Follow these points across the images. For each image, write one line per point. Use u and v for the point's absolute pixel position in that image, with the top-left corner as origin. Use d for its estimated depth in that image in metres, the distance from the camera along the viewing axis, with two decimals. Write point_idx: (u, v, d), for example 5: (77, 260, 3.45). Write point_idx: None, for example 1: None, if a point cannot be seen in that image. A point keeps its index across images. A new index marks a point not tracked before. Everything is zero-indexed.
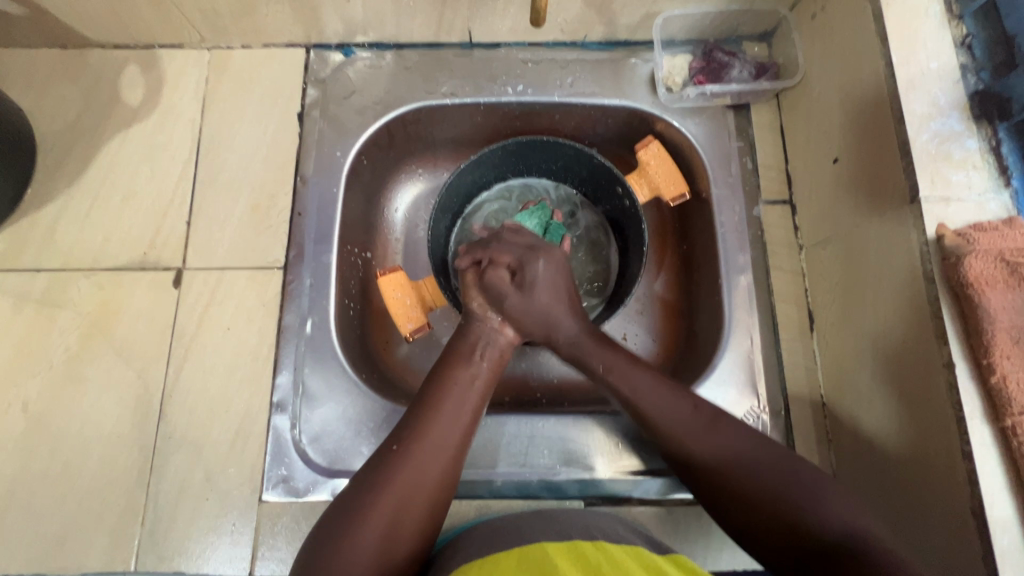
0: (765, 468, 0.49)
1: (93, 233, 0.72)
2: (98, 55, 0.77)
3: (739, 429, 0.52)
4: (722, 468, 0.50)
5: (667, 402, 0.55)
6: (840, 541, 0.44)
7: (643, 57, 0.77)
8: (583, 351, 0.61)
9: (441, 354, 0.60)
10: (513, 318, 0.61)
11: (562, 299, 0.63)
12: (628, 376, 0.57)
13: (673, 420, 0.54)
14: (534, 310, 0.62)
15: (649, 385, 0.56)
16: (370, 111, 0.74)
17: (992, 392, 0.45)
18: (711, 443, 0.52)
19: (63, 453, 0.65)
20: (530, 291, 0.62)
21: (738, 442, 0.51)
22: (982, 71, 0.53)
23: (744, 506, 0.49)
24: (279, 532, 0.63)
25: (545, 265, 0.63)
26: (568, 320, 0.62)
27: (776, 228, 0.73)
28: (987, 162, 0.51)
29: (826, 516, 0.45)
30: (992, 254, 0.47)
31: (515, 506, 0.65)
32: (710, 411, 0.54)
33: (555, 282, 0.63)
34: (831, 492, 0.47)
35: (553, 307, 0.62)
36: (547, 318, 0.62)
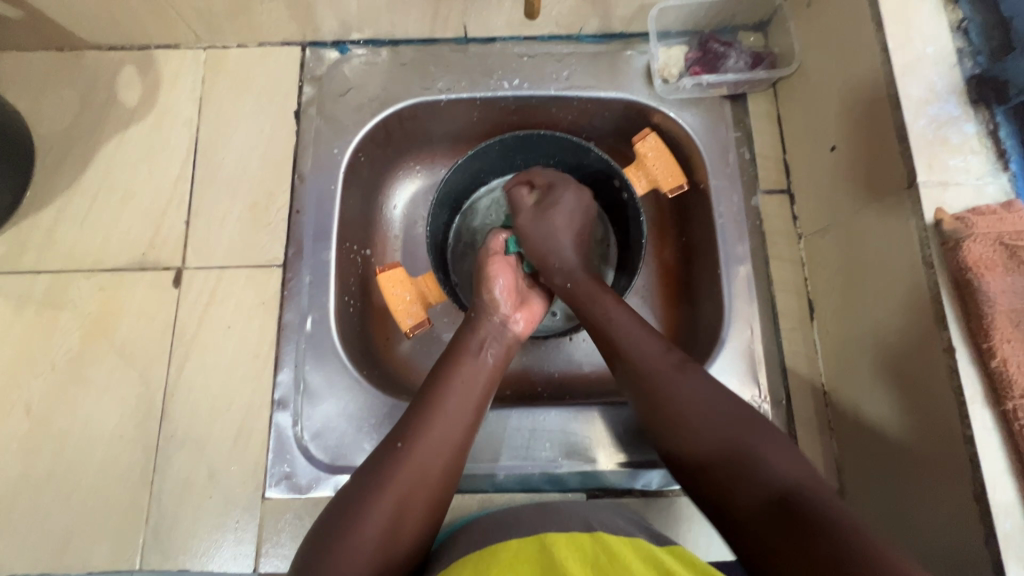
0: (723, 414, 0.50)
1: (93, 234, 0.72)
2: (94, 57, 0.77)
3: (709, 382, 0.53)
4: (681, 408, 0.51)
5: (643, 339, 0.56)
6: (785, 488, 0.45)
7: (639, 49, 0.76)
8: (576, 281, 0.64)
9: (446, 348, 0.60)
10: (523, 232, 0.68)
11: (572, 229, 0.68)
12: (607, 310, 0.60)
13: (642, 355, 0.55)
14: (541, 228, 0.67)
15: (628, 324, 0.58)
16: (366, 107, 0.74)
17: (993, 376, 0.45)
18: (681, 386, 0.53)
19: (67, 453, 0.65)
20: (547, 210, 0.68)
21: (702, 388, 0.52)
22: (979, 55, 0.53)
23: (694, 444, 0.50)
24: (282, 528, 0.63)
25: (571, 195, 0.68)
26: (567, 246, 0.66)
27: (774, 217, 0.73)
28: (985, 146, 0.51)
29: (773, 465, 0.46)
30: (990, 238, 0.47)
31: (517, 499, 0.66)
32: (679, 355, 0.55)
33: (576, 214, 0.68)
34: (776, 445, 0.48)
35: (559, 231, 0.67)
36: (551, 237, 0.67)
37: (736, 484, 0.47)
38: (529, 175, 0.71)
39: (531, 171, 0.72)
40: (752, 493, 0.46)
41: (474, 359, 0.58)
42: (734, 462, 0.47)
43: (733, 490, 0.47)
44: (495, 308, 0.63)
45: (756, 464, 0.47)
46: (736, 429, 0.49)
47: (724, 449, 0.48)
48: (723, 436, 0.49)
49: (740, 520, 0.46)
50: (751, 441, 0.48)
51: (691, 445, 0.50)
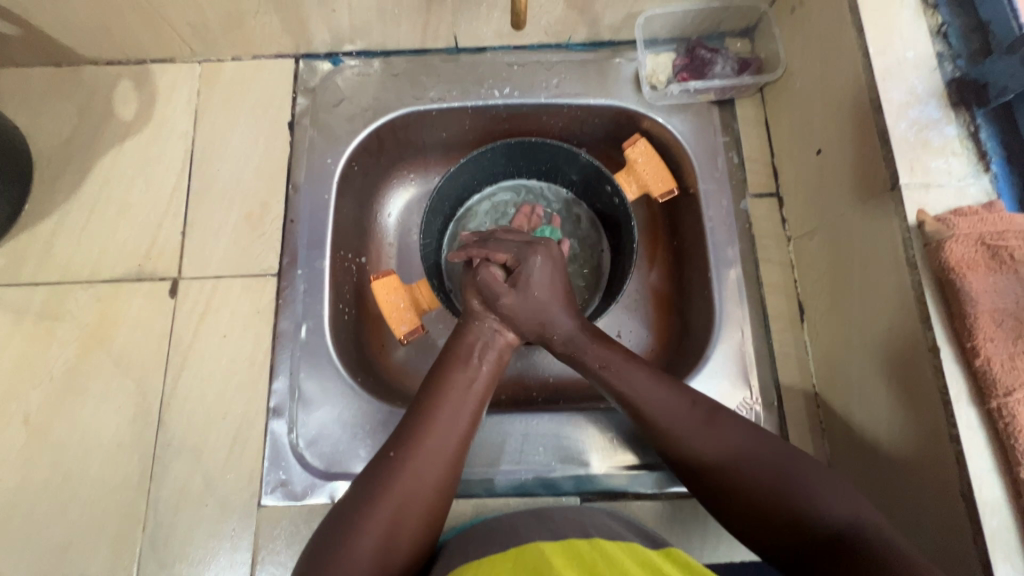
0: (755, 463, 0.49)
1: (90, 245, 0.73)
2: (91, 72, 0.79)
3: (741, 430, 0.52)
4: (723, 463, 0.50)
5: (665, 400, 0.54)
6: (837, 532, 0.45)
7: (628, 56, 0.78)
8: (579, 347, 0.60)
9: (439, 357, 0.60)
10: (508, 314, 0.61)
11: (558, 297, 0.62)
12: (622, 372, 0.57)
13: (669, 415, 0.53)
14: (524, 306, 0.60)
15: (645, 384, 0.55)
16: (360, 117, 0.75)
17: (977, 374, 0.46)
18: (711, 442, 0.51)
19: (64, 464, 0.66)
20: (525, 289, 0.61)
21: (739, 441, 0.51)
22: (959, 58, 0.54)
23: (751, 510, 0.48)
24: (278, 535, 0.63)
25: (543, 260, 0.62)
26: (561, 315, 0.61)
27: (763, 220, 0.73)
28: (966, 148, 0.52)
29: (826, 507, 0.46)
30: (973, 238, 0.47)
31: (511, 503, 0.66)
32: (707, 406, 0.53)
33: (552, 282, 0.62)
34: (830, 484, 0.47)
35: (548, 303, 0.61)
36: (540, 310, 0.61)
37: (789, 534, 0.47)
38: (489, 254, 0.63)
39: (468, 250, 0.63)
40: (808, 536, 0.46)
41: (468, 367, 0.58)
42: (784, 517, 0.47)
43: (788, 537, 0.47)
44: (483, 315, 0.62)
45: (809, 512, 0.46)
46: (777, 472, 0.48)
47: (773, 506, 0.47)
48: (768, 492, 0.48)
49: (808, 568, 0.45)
50: (803, 486, 0.47)
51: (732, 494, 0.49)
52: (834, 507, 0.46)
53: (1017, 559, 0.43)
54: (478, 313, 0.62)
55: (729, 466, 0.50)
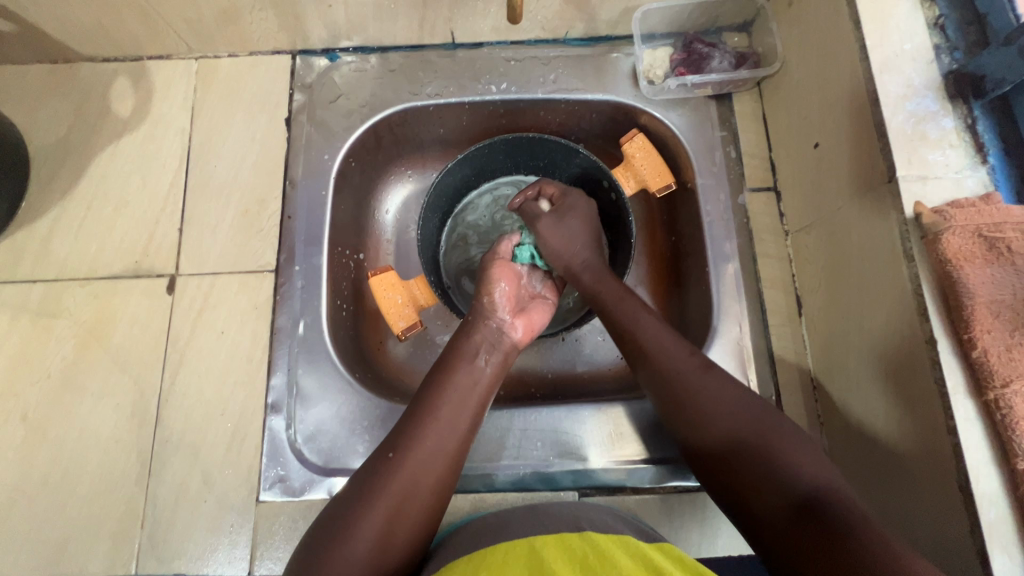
0: (729, 408, 0.52)
1: (87, 243, 0.73)
2: (87, 69, 0.78)
3: (726, 382, 0.54)
4: (713, 412, 0.52)
5: (674, 345, 0.57)
6: (807, 492, 0.45)
7: (625, 51, 0.77)
8: (607, 281, 0.64)
9: (444, 355, 0.60)
10: (542, 238, 0.68)
11: (588, 234, 0.67)
12: (635, 315, 0.60)
13: (672, 358, 0.56)
14: (568, 232, 0.67)
15: (655, 328, 0.59)
16: (356, 113, 0.75)
17: (974, 366, 0.46)
18: (705, 388, 0.54)
19: (63, 461, 0.66)
20: (565, 215, 0.68)
21: (728, 393, 0.53)
22: (956, 50, 0.54)
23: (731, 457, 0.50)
24: (277, 531, 0.63)
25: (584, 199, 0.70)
26: (586, 250, 0.67)
27: (761, 215, 0.73)
28: (963, 140, 0.52)
29: (797, 469, 0.47)
30: (969, 230, 0.47)
31: (510, 498, 0.66)
32: (704, 359, 0.56)
33: (591, 217, 0.69)
34: (804, 450, 0.48)
35: (580, 237, 0.67)
36: (572, 240, 0.67)
37: (758, 489, 0.47)
38: (540, 190, 0.72)
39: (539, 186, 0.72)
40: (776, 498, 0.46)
41: (469, 366, 0.58)
42: (754, 466, 0.48)
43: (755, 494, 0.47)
44: (491, 312, 0.63)
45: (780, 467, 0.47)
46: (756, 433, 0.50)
47: (737, 447, 0.50)
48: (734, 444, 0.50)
49: (766, 531, 0.46)
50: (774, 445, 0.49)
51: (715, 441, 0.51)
52: (805, 470, 0.47)
53: (1015, 551, 0.43)
54: (500, 270, 0.66)
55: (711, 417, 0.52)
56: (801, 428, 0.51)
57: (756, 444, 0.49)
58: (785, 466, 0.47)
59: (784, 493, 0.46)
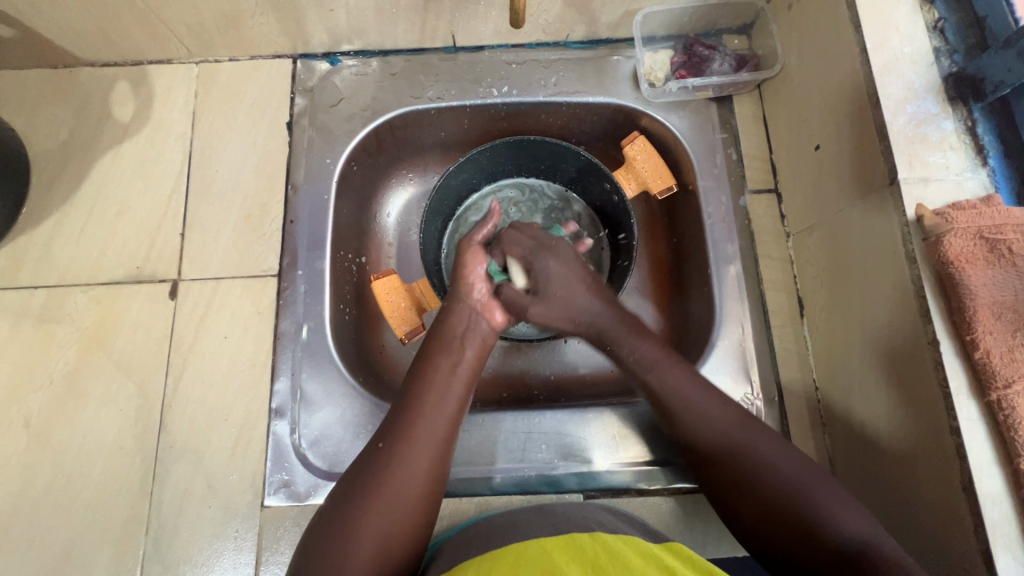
0: (737, 433, 0.52)
1: (88, 248, 0.73)
2: (87, 74, 0.78)
3: (767, 434, 0.52)
4: (737, 455, 0.51)
5: (701, 397, 0.55)
6: (850, 551, 0.44)
7: (625, 54, 0.78)
8: (615, 338, 0.60)
9: (426, 339, 0.61)
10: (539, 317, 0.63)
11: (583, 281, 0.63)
12: (658, 366, 0.57)
13: (702, 416, 0.54)
14: (556, 304, 0.62)
15: (681, 381, 0.56)
16: (358, 118, 0.75)
17: (977, 367, 0.46)
18: (733, 438, 0.52)
19: (66, 467, 0.66)
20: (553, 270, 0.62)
21: (762, 443, 0.51)
22: (956, 53, 0.54)
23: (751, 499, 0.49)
24: (281, 536, 0.63)
25: (554, 261, 0.62)
26: (592, 303, 0.62)
27: (762, 216, 0.74)
28: (963, 143, 0.52)
29: (840, 521, 0.45)
30: (971, 232, 0.47)
31: (514, 501, 0.65)
32: (738, 410, 0.54)
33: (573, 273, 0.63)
34: (845, 502, 0.46)
35: (573, 295, 0.62)
36: (568, 300, 0.62)
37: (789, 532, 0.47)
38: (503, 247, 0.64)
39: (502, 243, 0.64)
40: (818, 551, 0.45)
41: (450, 352, 0.59)
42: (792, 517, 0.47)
43: (799, 545, 0.46)
44: (468, 295, 0.63)
45: (822, 523, 0.45)
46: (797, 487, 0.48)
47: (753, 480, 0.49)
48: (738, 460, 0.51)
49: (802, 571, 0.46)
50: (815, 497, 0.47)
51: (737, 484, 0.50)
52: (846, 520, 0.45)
53: (1019, 551, 0.44)
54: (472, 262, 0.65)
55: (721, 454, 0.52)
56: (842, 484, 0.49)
57: (786, 489, 0.48)
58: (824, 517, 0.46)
59: (821, 550, 0.45)
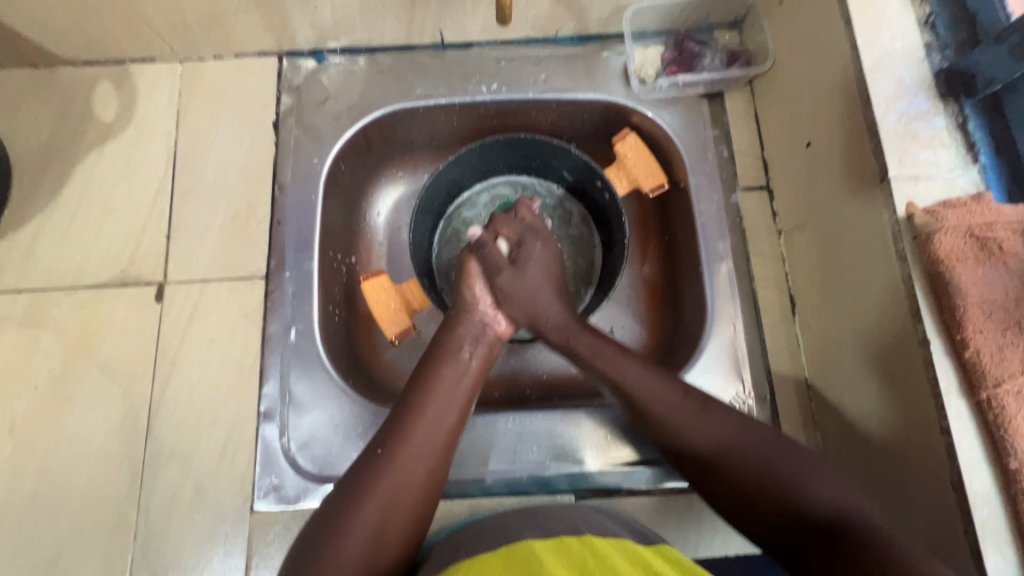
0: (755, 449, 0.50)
1: (72, 251, 0.72)
2: (68, 73, 0.77)
3: (732, 416, 0.53)
4: (704, 449, 0.52)
5: (661, 386, 0.55)
6: (829, 519, 0.45)
7: (616, 50, 0.77)
8: (573, 336, 0.61)
9: (428, 349, 0.59)
10: (507, 294, 0.62)
11: (549, 283, 0.64)
12: (616, 365, 0.58)
13: (663, 402, 0.55)
14: (525, 284, 0.62)
15: (637, 373, 0.57)
16: (345, 116, 0.74)
17: (966, 366, 0.46)
18: (703, 430, 0.52)
19: (52, 473, 0.65)
20: (525, 265, 0.63)
21: (730, 431, 0.52)
22: (947, 49, 0.54)
23: (741, 494, 0.49)
24: (271, 540, 0.63)
25: (543, 247, 0.65)
26: (553, 306, 0.63)
27: (754, 214, 0.73)
28: (954, 140, 0.51)
29: (813, 490, 0.47)
30: (961, 231, 0.47)
31: (506, 502, 0.65)
32: (699, 395, 0.55)
33: (550, 266, 0.65)
34: (815, 469, 0.48)
35: (541, 288, 0.63)
36: (535, 295, 0.62)
37: (769, 513, 0.48)
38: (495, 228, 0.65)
39: (496, 221, 0.66)
40: (801, 525, 0.46)
41: (455, 364, 0.57)
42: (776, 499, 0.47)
43: (764, 513, 0.48)
44: (473, 306, 0.63)
45: (799, 495, 0.47)
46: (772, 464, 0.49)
47: (746, 488, 0.49)
48: (741, 463, 0.50)
49: (778, 549, 0.48)
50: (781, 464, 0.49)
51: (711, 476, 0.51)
52: (823, 494, 0.46)
53: (1009, 549, 0.44)
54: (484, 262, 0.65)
55: (711, 455, 0.51)
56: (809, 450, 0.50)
57: (761, 471, 0.49)
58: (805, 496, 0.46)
59: (804, 522, 0.46)
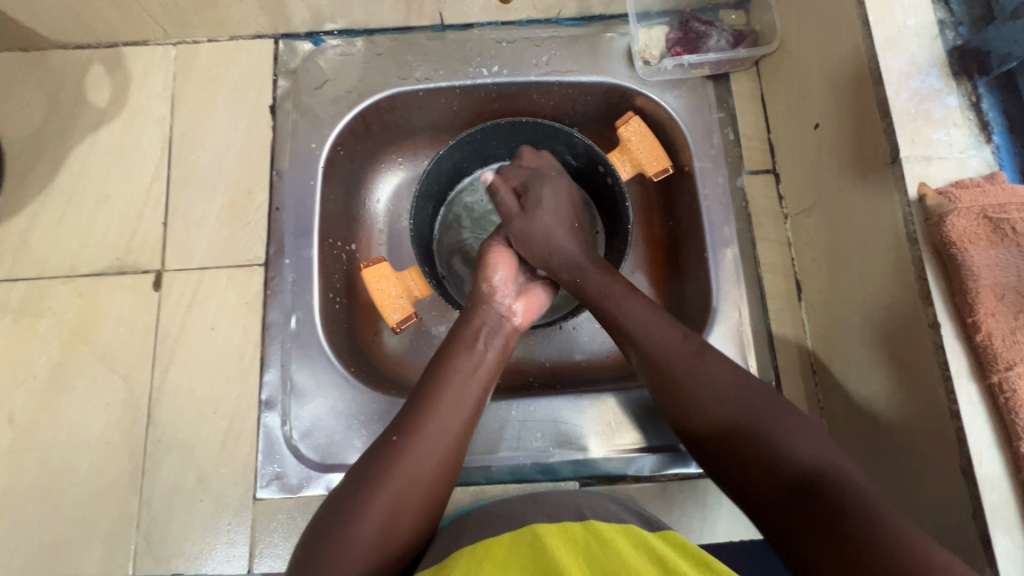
0: (748, 400, 0.49)
1: (68, 239, 0.71)
2: (59, 57, 0.75)
3: (723, 362, 0.53)
4: (701, 400, 0.51)
5: (663, 330, 0.55)
6: (806, 477, 0.44)
7: (619, 31, 0.75)
8: (584, 275, 0.62)
9: (444, 340, 0.59)
10: (518, 239, 0.66)
11: (562, 223, 0.66)
12: (619, 304, 0.58)
13: (662, 347, 0.54)
14: (535, 228, 0.65)
15: (642, 312, 0.57)
16: (344, 100, 0.72)
17: (978, 349, 0.45)
18: (704, 376, 0.51)
19: (53, 462, 0.64)
20: (534, 211, 0.66)
21: (731, 376, 0.51)
22: (960, 25, 0.52)
23: (737, 443, 0.48)
24: (275, 528, 0.62)
25: (549, 189, 0.67)
26: (565, 239, 0.65)
27: (760, 198, 0.72)
28: (968, 119, 0.50)
29: (796, 449, 0.46)
30: (974, 212, 0.46)
31: (510, 490, 0.65)
32: (698, 342, 0.54)
33: (558, 209, 0.67)
34: (832, 444, 0.47)
35: (552, 228, 0.65)
36: (548, 235, 0.65)
37: (763, 467, 0.46)
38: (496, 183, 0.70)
39: (503, 173, 0.70)
40: (780, 484, 0.45)
41: (471, 354, 0.57)
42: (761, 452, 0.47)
43: (757, 472, 0.47)
44: (492, 295, 0.63)
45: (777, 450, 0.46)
46: (762, 417, 0.48)
47: (730, 431, 0.49)
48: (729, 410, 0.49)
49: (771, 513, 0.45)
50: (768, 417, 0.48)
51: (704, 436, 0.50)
52: (804, 452, 0.46)
53: (1017, 532, 0.43)
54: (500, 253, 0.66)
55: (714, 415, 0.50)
56: (800, 410, 0.50)
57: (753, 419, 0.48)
58: (783, 453, 0.46)
59: (783, 479, 0.45)
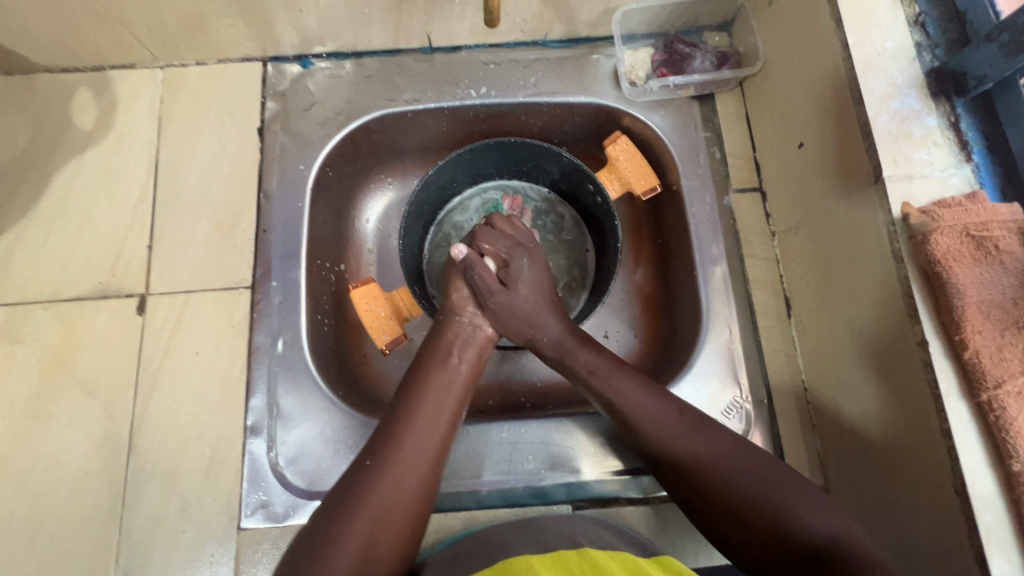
0: (748, 472, 0.48)
1: (50, 263, 0.69)
2: (45, 80, 0.75)
3: (719, 435, 0.51)
4: (695, 467, 0.50)
5: (652, 402, 0.54)
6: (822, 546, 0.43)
7: (606, 52, 0.76)
8: (567, 351, 0.60)
9: (417, 355, 0.59)
10: (501, 315, 0.62)
11: (545, 300, 0.63)
12: (609, 377, 0.57)
13: (654, 419, 0.53)
14: (517, 305, 0.61)
15: (632, 389, 0.55)
16: (332, 122, 0.72)
17: (966, 367, 0.45)
18: (694, 447, 0.51)
19: (29, 494, 0.62)
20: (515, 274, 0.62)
21: (721, 450, 0.50)
22: (937, 48, 0.53)
23: (733, 513, 0.47)
24: (259, 559, 0.60)
25: (531, 263, 0.63)
26: (550, 322, 0.61)
27: (747, 216, 0.73)
28: (947, 139, 0.51)
29: (807, 517, 0.45)
30: (957, 230, 0.46)
31: (501, 514, 0.64)
32: (693, 414, 0.53)
33: (539, 281, 0.63)
34: (810, 496, 0.46)
35: (534, 304, 0.62)
36: (530, 313, 0.62)
37: (768, 542, 0.46)
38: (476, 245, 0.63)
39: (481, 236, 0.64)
40: (795, 552, 0.44)
41: (446, 370, 0.56)
42: (762, 522, 0.46)
43: (766, 540, 0.46)
44: (462, 308, 0.62)
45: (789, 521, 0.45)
46: (766, 495, 0.46)
47: (723, 500, 0.48)
48: (724, 479, 0.48)
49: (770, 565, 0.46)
50: (774, 490, 0.47)
51: (685, 485, 0.51)
52: (816, 520, 0.44)
53: (1014, 554, 0.43)
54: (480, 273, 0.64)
55: (707, 479, 0.49)
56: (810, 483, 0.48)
57: (756, 489, 0.47)
58: (798, 522, 0.45)
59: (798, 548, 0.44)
